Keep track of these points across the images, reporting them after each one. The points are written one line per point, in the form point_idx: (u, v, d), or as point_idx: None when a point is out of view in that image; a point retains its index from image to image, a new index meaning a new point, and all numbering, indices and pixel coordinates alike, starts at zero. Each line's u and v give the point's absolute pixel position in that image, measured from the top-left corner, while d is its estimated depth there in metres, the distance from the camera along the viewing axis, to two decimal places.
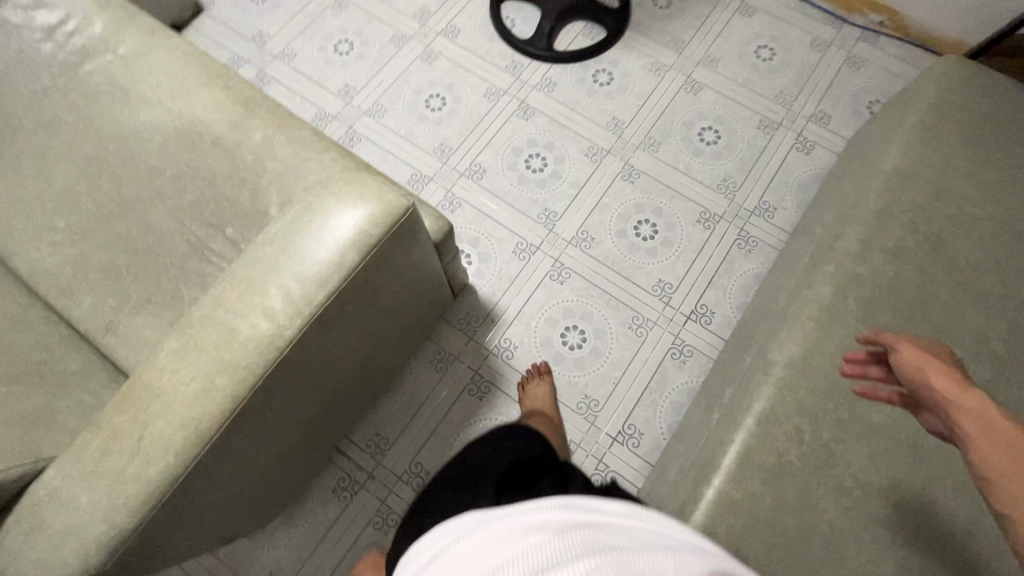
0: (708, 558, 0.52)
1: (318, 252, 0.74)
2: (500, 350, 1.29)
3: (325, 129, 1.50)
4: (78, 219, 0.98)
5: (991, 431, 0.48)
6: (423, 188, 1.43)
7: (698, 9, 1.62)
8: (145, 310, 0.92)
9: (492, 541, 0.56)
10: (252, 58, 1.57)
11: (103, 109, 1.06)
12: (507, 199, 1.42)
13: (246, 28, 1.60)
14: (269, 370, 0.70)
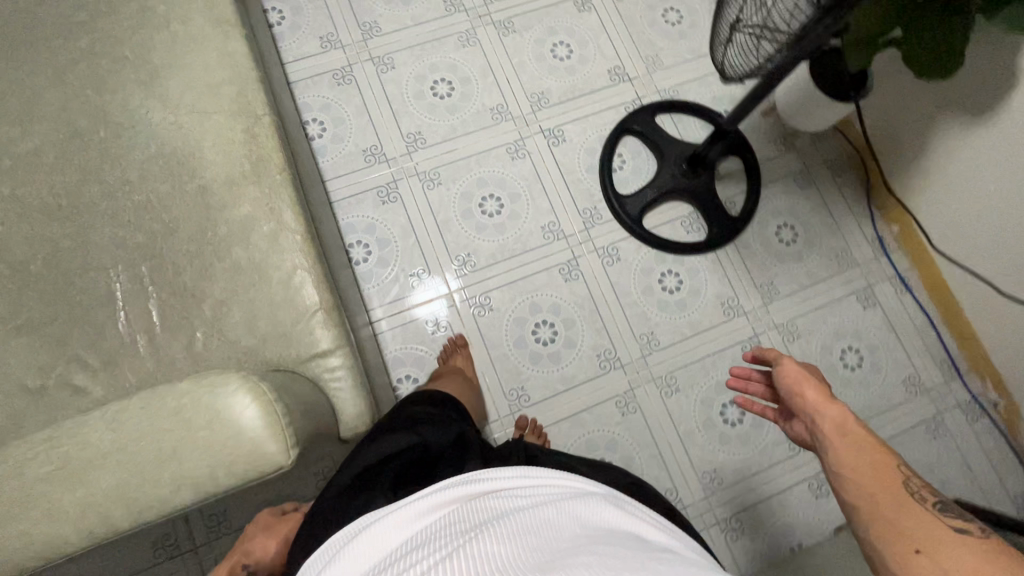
0: (588, 505, 0.64)
1: (151, 471, 0.61)
2: None
3: (370, 166, 1.34)
4: (22, 198, 0.87)
5: (844, 430, 0.67)
6: (422, 289, 1.29)
7: (817, 265, 1.37)
8: (28, 336, 0.83)
9: (402, 521, 0.62)
10: (348, 47, 1.40)
11: (120, 81, 0.93)
12: (493, 354, 1.26)
13: (361, 12, 1.43)
14: (28, 572, 0.60)
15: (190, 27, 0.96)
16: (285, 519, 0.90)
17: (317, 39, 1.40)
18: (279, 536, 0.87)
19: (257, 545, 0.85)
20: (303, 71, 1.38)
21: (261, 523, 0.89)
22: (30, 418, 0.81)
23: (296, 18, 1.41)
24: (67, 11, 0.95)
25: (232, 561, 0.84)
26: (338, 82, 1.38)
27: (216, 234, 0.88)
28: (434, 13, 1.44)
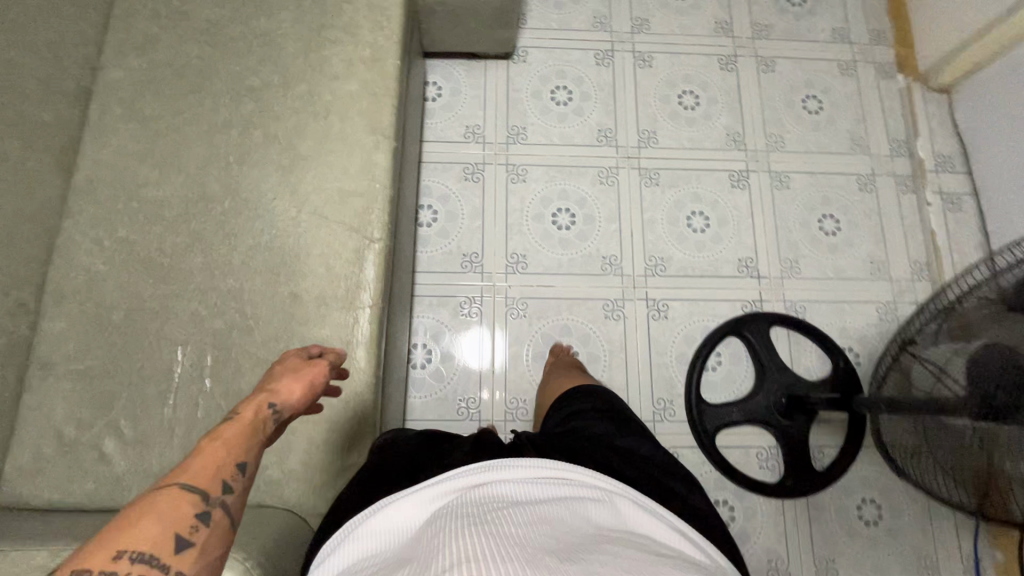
0: (592, 502, 0.65)
1: None
2: None
3: (464, 273, 1.30)
4: (130, 245, 0.88)
5: None
6: (465, 419, 1.22)
7: (891, 563, 1.19)
8: (82, 383, 0.83)
9: (412, 502, 0.65)
10: (489, 146, 1.37)
11: (262, 158, 0.92)
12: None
13: (515, 114, 1.39)
14: None
15: (346, 126, 0.94)
16: (314, 367, 0.71)
17: (462, 128, 1.38)
18: (310, 380, 0.69)
19: (281, 386, 0.66)
20: (437, 155, 1.36)
21: (286, 365, 0.70)
22: (50, 468, 0.80)
23: (451, 100, 1.39)
24: (242, 72, 0.96)
25: (257, 399, 0.63)
26: (466, 177, 1.35)
27: (288, 345, 0.86)
28: (584, 139, 1.39)
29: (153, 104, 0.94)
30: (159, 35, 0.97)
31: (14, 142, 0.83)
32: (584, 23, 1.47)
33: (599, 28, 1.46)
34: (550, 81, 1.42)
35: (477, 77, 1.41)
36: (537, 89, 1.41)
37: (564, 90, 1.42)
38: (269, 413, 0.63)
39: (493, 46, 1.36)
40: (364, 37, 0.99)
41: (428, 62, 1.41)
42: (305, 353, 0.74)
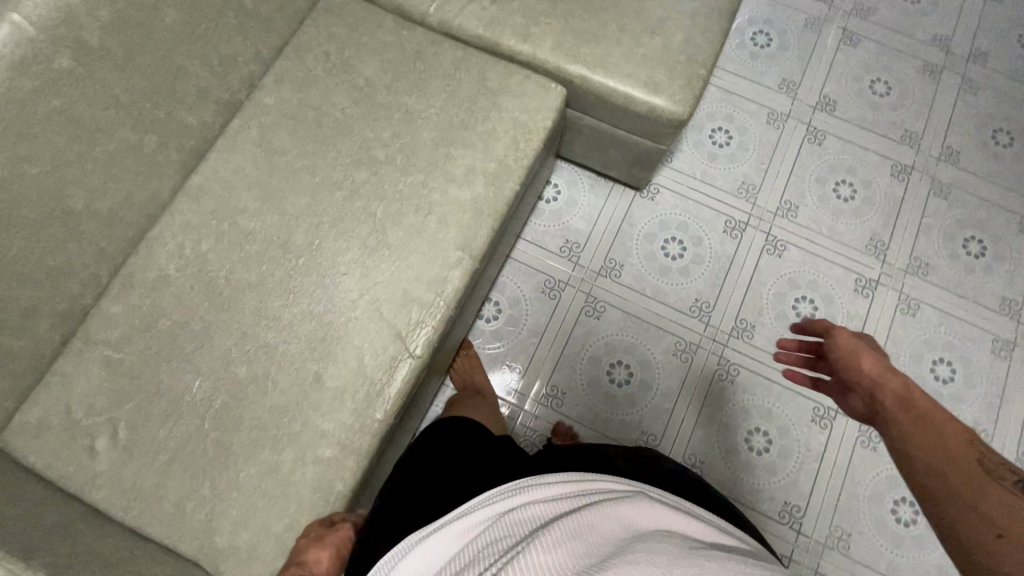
0: (619, 507, 0.59)
1: None
2: None
3: (498, 383, 1.26)
4: (204, 264, 0.91)
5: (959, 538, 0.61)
6: None
7: None
8: (108, 372, 0.87)
9: (436, 540, 0.61)
10: (578, 269, 1.32)
11: (353, 229, 0.93)
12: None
13: (618, 249, 1.33)
14: None
15: (439, 232, 0.93)
16: (340, 534, 0.81)
17: (560, 241, 1.34)
18: (335, 551, 0.80)
19: (311, 557, 0.79)
20: (524, 258, 1.32)
21: (310, 536, 0.80)
22: (45, 438, 0.84)
23: (562, 209, 1.36)
24: (372, 141, 0.97)
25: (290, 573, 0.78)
26: (543, 290, 1.31)
27: (290, 423, 0.85)
28: (675, 303, 1.30)
29: (284, 140, 0.97)
30: (319, 78, 1.01)
31: (152, 138, 0.89)
32: (728, 185, 1.38)
33: (741, 196, 1.37)
34: (667, 230, 1.35)
35: (598, 197, 1.37)
36: (650, 233, 1.34)
37: (677, 244, 1.34)
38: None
39: (626, 177, 1.30)
40: (496, 151, 0.98)
41: (560, 164, 1.39)
42: (323, 519, 0.82)
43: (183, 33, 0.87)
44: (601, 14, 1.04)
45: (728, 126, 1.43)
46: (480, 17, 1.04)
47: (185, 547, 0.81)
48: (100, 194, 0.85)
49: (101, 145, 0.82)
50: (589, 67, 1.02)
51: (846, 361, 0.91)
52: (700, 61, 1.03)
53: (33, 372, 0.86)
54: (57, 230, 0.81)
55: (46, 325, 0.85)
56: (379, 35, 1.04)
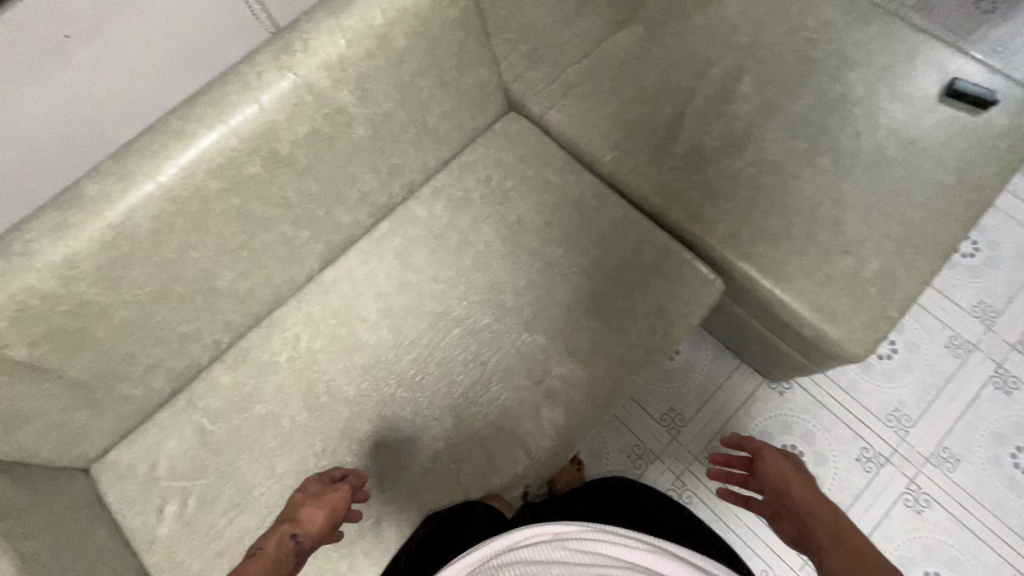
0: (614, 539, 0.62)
1: None
2: None
3: None
4: (314, 361, 0.92)
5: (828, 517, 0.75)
6: None
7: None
8: (199, 439, 0.89)
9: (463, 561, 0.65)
10: (673, 445, 1.20)
11: (460, 371, 0.90)
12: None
13: (724, 438, 1.20)
14: None
15: (543, 404, 0.88)
16: (331, 493, 0.78)
17: (664, 406, 1.23)
18: (332, 503, 0.77)
19: (308, 513, 0.76)
20: (621, 412, 1.23)
21: (311, 492, 0.79)
22: (129, 483, 0.89)
23: (676, 372, 1.26)
24: (505, 284, 0.94)
25: (282, 530, 0.75)
26: (630, 456, 1.20)
27: (338, 559, 0.83)
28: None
29: (421, 259, 0.97)
30: (474, 202, 1.00)
31: (306, 232, 0.91)
32: (875, 405, 1.19)
33: (889, 424, 1.17)
34: (787, 434, 1.19)
35: (719, 371, 1.25)
36: (766, 430, 1.19)
37: (796, 455, 1.17)
38: (292, 543, 0.74)
39: (757, 365, 1.18)
40: (628, 335, 0.90)
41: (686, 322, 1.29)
42: (327, 477, 0.82)
43: (367, 145, 0.89)
44: (789, 215, 0.93)
45: (895, 336, 1.24)
46: (654, 183, 0.98)
47: None
48: (247, 277, 0.88)
49: (260, 236, 0.86)
50: (758, 270, 0.91)
51: (778, 482, 0.81)
52: (894, 300, 0.87)
53: (138, 417, 0.90)
54: (199, 303, 0.85)
55: (162, 380, 0.89)
56: (546, 173, 1.01)
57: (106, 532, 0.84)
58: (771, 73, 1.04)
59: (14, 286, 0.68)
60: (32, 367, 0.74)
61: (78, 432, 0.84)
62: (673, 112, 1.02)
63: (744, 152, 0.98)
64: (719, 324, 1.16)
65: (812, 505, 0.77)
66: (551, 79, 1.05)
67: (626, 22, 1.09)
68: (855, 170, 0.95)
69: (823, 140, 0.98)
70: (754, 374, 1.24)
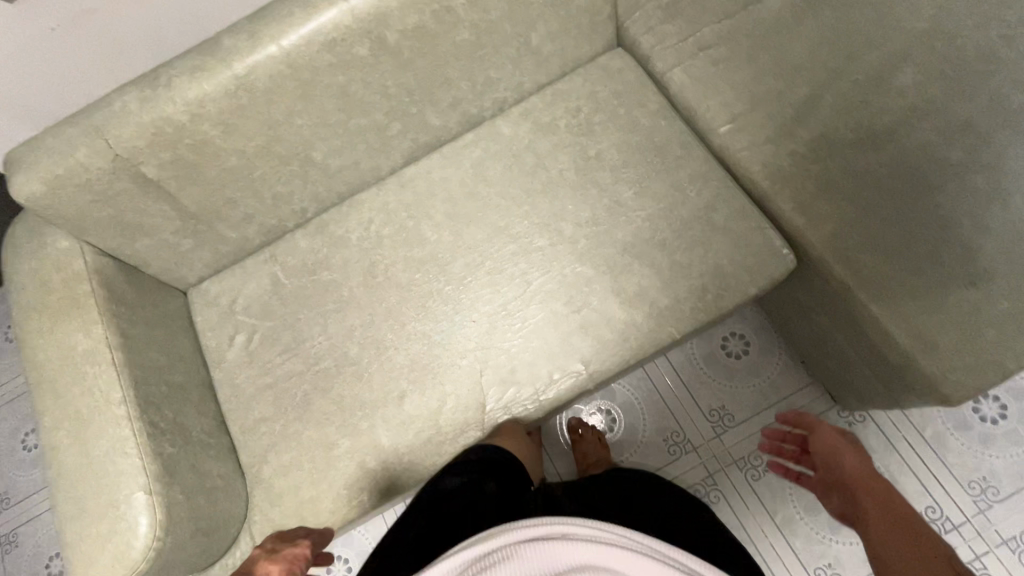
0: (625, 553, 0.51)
1: (78, 492, 0.76)
2: None
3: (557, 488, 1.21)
4: (379, 245, 1.01)
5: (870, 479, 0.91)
6: None
7: None
8: (272, 288, 1.02)
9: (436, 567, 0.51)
10: (715, 442, 1.18)
11: (504, 285, 0.94)
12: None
13: None
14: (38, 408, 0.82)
15: (575, 335, 0.90)
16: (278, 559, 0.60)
17: (715, 403, 1.20)
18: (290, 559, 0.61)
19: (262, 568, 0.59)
20: (669, 391, 1.22)
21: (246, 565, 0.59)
22: (212, 309, 1.04)
23: (739, 371, 1.21)
24: (568, 214, 0.96)
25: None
26: (665, 439, 1.20)
27: (359, 418, 0.92)
28: (800, 551, 1.10)
29: (494, 174, 1.01)
30: (558, 130, 1.01)
31: (397, 125, 0.97)
32: (958, 466, 1.10)
33: (967, 489, 1.08)
34: None
35: (786, 383, 1.20)
36: None
37: None
38: None
39: (827, 383, 1.11)
40: (676, 289, 0.89)
41: (755, 315, 1.24)
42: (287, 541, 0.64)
43: (467, 51, 0.92)
44: (894, 205, 0.83)
45: (1006, 400, 1.12)
46: (766, 164, 0.90)
47: (242, 456, 0.95)
48: (338, 155, 0.97)
49: (356, 119, 0.93)
50: (837, 256, 0.84)
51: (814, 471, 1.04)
52: (989, 320, 0.77)
53: (230, 258, 1.05)
54: (294, 169, 0.96)
55: (254, 230, 1.02)
56: (637, 115, 0.99)
57: (187, 342, 0.99)
58: (924, 45, 0.91)
59: (155, 112, 0.81)
60: (159, 188, 0.88)
61: (183, 256, 1.00)
62: (811, 90, 0.92)
63: (863, 127, 0.88)
64: (797, 330, 1.08)
65: (865, 499, 0.87)
66: (682, 28, 1.00)
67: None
68: (989, 169, 0.83)
69: (962, 130, 0.86)
70: (826, 399, 1.18)
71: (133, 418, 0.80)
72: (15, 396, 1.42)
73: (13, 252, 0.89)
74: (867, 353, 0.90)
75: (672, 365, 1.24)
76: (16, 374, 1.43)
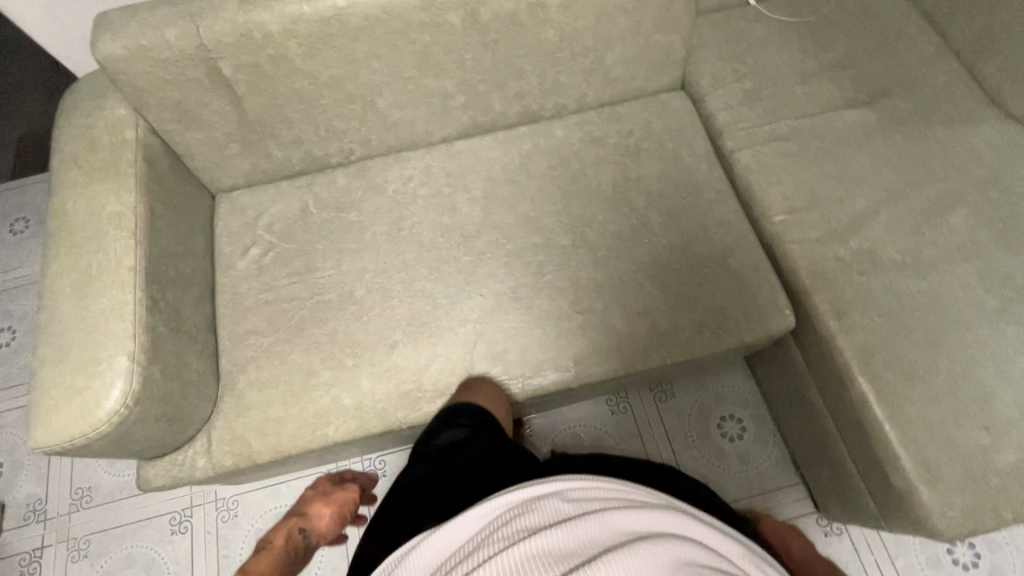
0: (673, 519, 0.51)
1: (65, 342, 0.76)
2: (108, 489, 1.24)
3: None
4: (413, 202, 1.04)
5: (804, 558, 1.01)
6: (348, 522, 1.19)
7: None
8: (299, 213, 1.05)
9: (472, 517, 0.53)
10: None
11: (520, 270, 0.98)
12: (165, 552, 1.18)
13: None
14: (49, 254, 0.83)
15: (575, 335, 0.93)
16: (341, 492, 1.10)
17: (697, 474, 1.18)
18: (340, 500, 1.09)
19: (315, 508, 1.07)
20: (652, 442, 1.22)
21: (323, 490, 1.11)
22: (234, 218, 1.06)
23: (728, 448, 1.20)
24: (596, 223, 1.00)
25: (293, 523, 1.04)
26: None
27: (346, 354, 0.93)
28: None
29: (538, 169, 1.05)
30: (606, 146, 1.06)
31: (462, 98, 1.03)
32: None
33: None
34: None
35: (771, 470, 1.19)
36: None
37: None
38: (299, 534, 1.04)
39: (806, 470, 1.11)
40: (679, 317, 0.93)
41: (751, 388, 1.25)
42: (337, 478, 1.15)
43: (546, 50, 0.98)
44: (896, 297, 0.89)
45: (981, 548, 1.10)
46: (792, 230, 0.96)
47: (222, 362, 0.95)
48: (401, 109, 1.02)
49: (427, 80, 0.98)
50: (836, 327, 0.89)
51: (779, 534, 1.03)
52: (962, 425, 0.81)
53: (267, 176, 1.08)
54: (356, 109, 1.00)
55: (299, 157, 1.05)
56: (683, 153, 1.05)
57: (203, 241, 1.01)
58: (957, 166, 0.98)
59: (250, 16, 0.85)
60: (228, 88, 0.92)
61: (224, 160, 1.03)
62: (848, 180, 0.99)
63: (884, 222, 0.95)
64: (783, 401, 1.11)
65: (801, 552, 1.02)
66: (760, 117, 1.06)
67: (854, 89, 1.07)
68: (989, 288, 0.89)
69: (974, 250, 0.92)
70: (803, 496, 1.17)
71: (139, 288, 0.81)
72: (16, 286, 1.46)
73: (71, 108, 0.92)
74: (842, 429, 0.93)
75: (663, 420, 1.23)
76: (26, 265, 1.48)
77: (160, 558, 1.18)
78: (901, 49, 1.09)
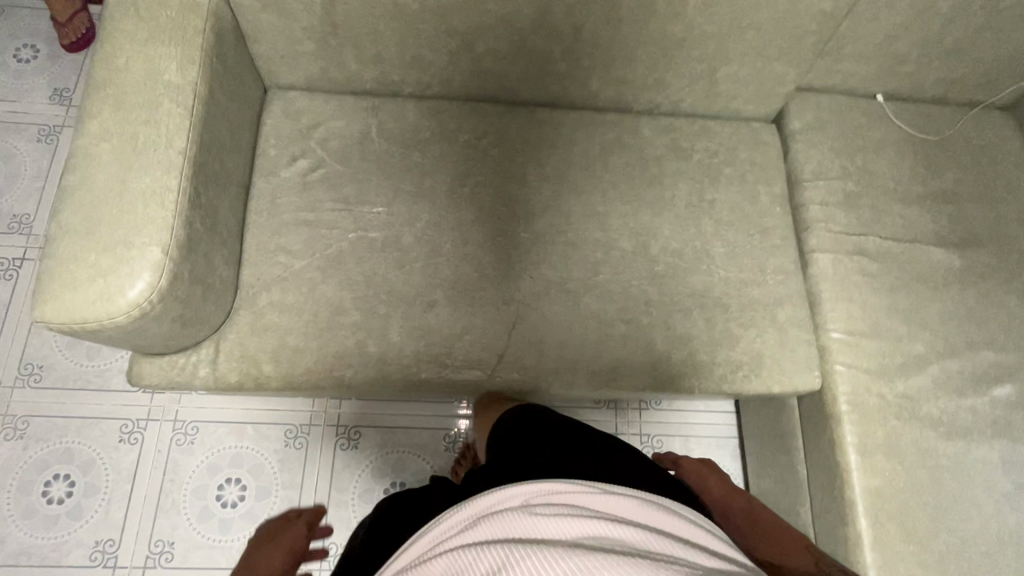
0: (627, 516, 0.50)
1: (92, 214, 0.68)
2: (60, 374, 1.16)
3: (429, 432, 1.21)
4: (480, 161, 0.98)
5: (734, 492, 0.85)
6: (300, 473, 1.16)
7: None
8: (358, 136, 0.97)
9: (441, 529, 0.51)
10: None
11: (574, 263, 0.95)
12: (109, 457, 1.13)
13: None
14: (86, 110, 0.72)
15: (613, 344, 0.92)
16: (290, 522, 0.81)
17: None
18: (290, 540, 0.75)
19: (262, 556, 0.72)
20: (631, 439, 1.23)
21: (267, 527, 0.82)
22: (287, 120, 0.96)
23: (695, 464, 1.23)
24: (661, 237, 0.98)
25: None
26: None
27: (379, 301, 0.89)
28: None
29: (616, 164, 1.01)
30: (688, 161, 1.03)
31: (563, 67, 0.95)
32: None
33: None
34: None
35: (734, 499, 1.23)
36: None
37: None
38: None
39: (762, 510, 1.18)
40: (718, 352, 0.93)
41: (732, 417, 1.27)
42: (283, 514, 0.86)
43: (666, 45, 0.92)
44: (919, 388, 0.93)
45: None
46: (842, 298, 0.97)
47: (244, 271, 0.88)
48: (498, 59, 0.94)
49: (535, 37, 0.90)
50: (853, 403, 0.92)
51: (701, 484, 0.89)
52: (942, 520, 0.87)
53: (332, 85, 0.98)
54: (451, 45, 0.91)
55: (372, 75, 0.96)
56: (760, 190, 1.03)
57: (249, 137, 0.92)
58: (1006, 280, 1.00)
59: None
60: None
61: (292, 56, 0.92)
62: (906, 262, 1.00)
63: (926, 315, 0.97)
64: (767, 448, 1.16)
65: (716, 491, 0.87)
66: (842, 177, 1.04)
67: (937, 173, 1.07)
68: (994, 408, 0.93)
69: (997, 362, 0.96)
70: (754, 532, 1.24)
71: (184, 176, 0.73)
72: (9, 122, 1.31)
73: None
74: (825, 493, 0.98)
75: (646, 431, 1.25)
76: (25, 100, 1.32)
77: (102, 462, 1.12)
78: (987, 152, 1.09)
